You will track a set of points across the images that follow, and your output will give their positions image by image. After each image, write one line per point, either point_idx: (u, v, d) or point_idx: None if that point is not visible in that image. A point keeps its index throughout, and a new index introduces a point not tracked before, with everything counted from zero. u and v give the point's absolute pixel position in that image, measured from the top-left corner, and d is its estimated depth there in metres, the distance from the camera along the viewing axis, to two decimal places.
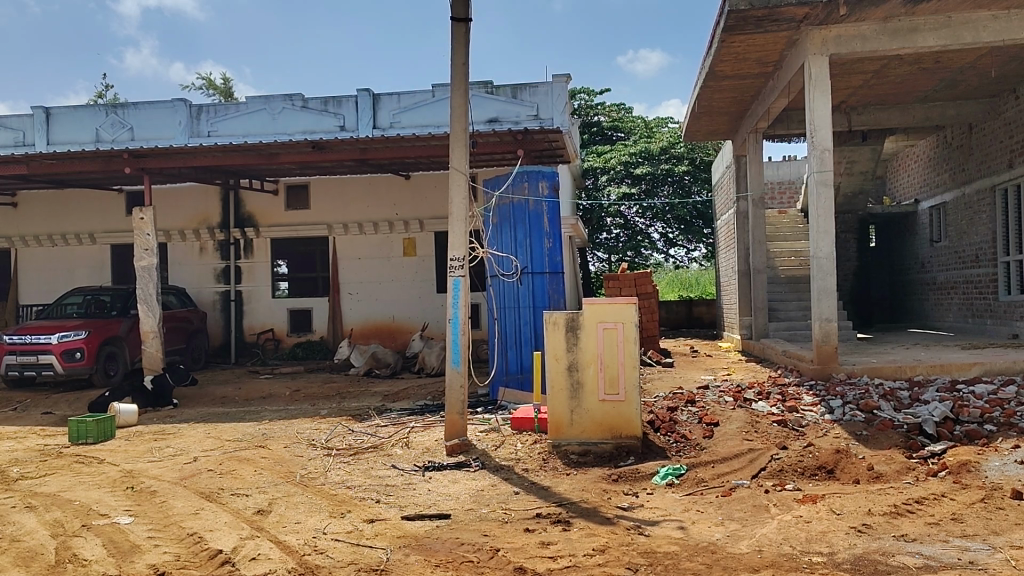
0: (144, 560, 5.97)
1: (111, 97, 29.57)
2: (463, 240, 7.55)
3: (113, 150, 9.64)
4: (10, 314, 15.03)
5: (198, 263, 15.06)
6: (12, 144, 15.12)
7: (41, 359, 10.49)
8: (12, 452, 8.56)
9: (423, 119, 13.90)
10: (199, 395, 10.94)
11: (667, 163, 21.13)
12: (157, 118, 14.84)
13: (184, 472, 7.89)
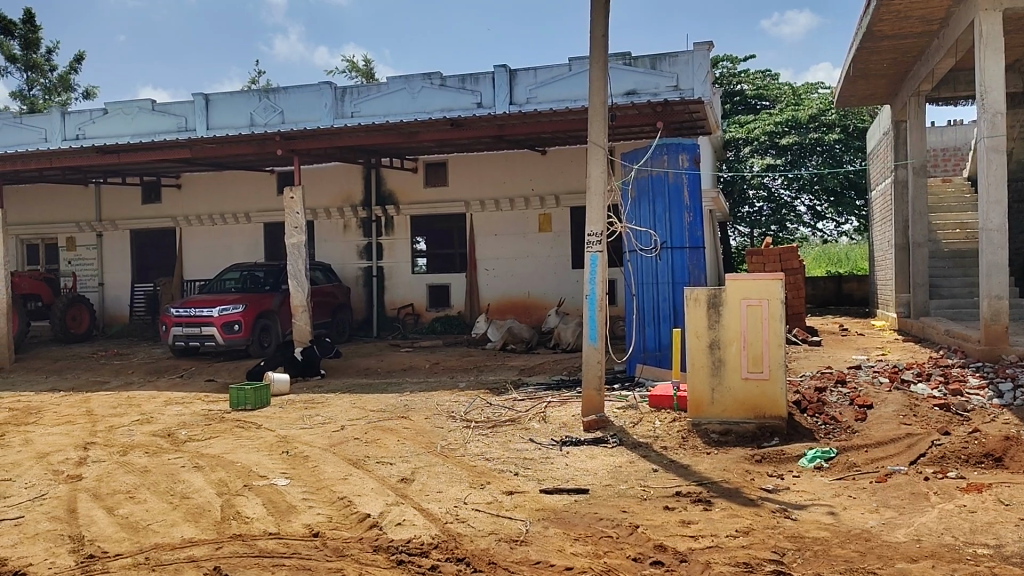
0: (301, 520, 6.44)
1: (264, 83, 31.20)
2: (601, 215, 7.46)
3: (266, 133, 10.11)
4: (176, 289, 16.19)
5: (342, 240, 15.70)
6: (176, 129, 16.27)
7: (205, 330, 11.28)
8: (181, 416, 9.28)
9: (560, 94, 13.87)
10: (345, 366, 11.45)
11: (816, 131, 20.09)
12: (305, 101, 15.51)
13: (333, 439, 8.29)
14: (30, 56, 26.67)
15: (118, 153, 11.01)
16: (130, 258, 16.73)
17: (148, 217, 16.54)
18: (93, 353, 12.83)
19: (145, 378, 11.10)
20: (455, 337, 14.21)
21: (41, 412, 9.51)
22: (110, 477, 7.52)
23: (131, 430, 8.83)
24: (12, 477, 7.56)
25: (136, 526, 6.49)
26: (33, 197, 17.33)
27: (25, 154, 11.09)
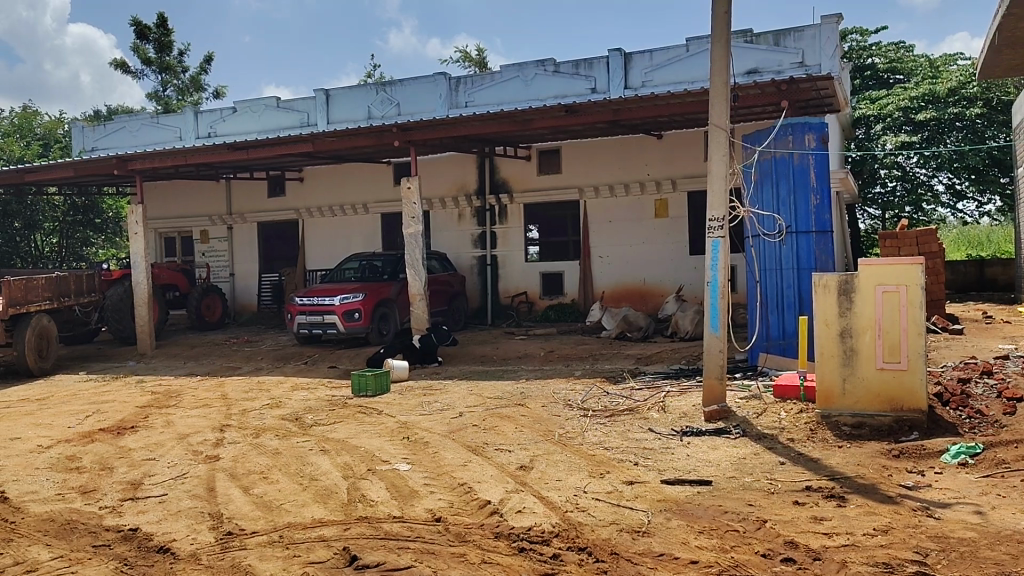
0: (423, 505, 6.57)
1: (379, 76, 31.90)
2: (723, 199, 7.25)
3: (384, 125, 10.28)
4: (299, 279, 16.85)
5: (457, 229, 15.92)
6: (300, 125, 17.17)
7: (327, 318, 11.67)
8: (307, 401, 9.63)
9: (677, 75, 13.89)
10: (461, 354, 11.61)
11: (956, 106, 18.93)
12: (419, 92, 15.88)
13: (452, 426, 8.41)
14: (164, 57, 28.29)
15: (246, 149, 11.47)
16: (257, 249, 17.50)
17: (273, 210, 17.28)
18: (226, 340, 13.50)
19: (273, 364, 11.60)
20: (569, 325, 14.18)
21: (180, 395, 10.09)
22: (244, 459, 7.89)
23: (261, 413, 9.24)
24: (156, 457, 8.05)
25: (269, 505, 6.79)
26: (170, 193, 18.39)
27: (162, 153, 11.72)
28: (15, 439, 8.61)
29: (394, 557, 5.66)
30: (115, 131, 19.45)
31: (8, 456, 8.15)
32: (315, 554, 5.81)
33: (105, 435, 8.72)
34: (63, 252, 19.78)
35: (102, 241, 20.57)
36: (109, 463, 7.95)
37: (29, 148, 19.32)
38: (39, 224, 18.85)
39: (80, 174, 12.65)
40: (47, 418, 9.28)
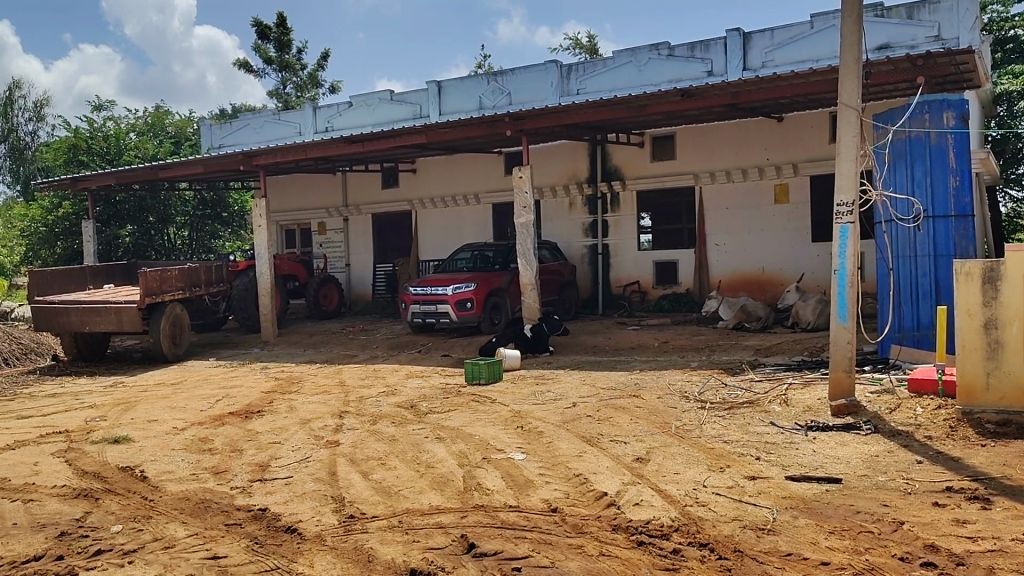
0: (539, 495, 6.56)
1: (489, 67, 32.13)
2: (853, 182, 6.94)
3: (497, 115, 10.29)
4: (412, 268, 17.19)
5: (568, 218, 15.93)
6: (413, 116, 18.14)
7: (440, 308, 11.84)
8: (421, 389, 9.81)
9: (800, 54, 13.42)
10: (572, 344, 11.56)
11: None
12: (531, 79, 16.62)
13: (565, 416, 8.37)
14: (284, 56, 29.41)
15: (362, 141, 11.73)
16: (372, 240, 17.96)
17: (387, 201, 17.67)
18: (343, 328, 13.92)
19: (388, 352, 11.86)
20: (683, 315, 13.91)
21: (302, 382, 10.46)
22: (363, 444, 8.10)
23: (378, 400, 9.47)
24: (281, 441, 8.37)
25: (388, 491, 6.94)
26: (290, 186, 19.09)
27: (284, 148, 12.13)
28: (153, 421, 9.13)
29: (512, 546, 5.67)
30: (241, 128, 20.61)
31: (147, 436, 8.65)
32: (433, 540, 5.89)
33: (233, 419, 9.13)
34: (194, 245, 20.74)
35: (229, 234, 21.50)
36: (238, 445, 8.31)
37: (163, 146, 20.38)
38: (172, 218, 19.87)
39: (209, 170, 13.27)
40: (181, 401, 9.80)
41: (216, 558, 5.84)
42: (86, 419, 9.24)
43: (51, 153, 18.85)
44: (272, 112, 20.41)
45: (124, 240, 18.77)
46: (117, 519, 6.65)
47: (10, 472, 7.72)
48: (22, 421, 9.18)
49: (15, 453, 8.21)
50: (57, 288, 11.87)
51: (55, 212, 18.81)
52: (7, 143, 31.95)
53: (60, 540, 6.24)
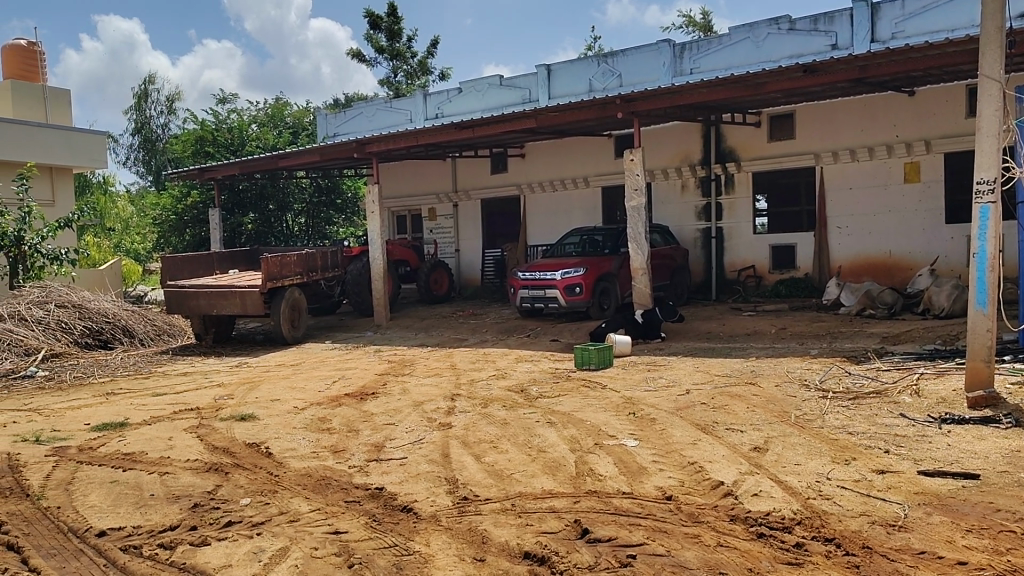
0: (653, 482, 6.47)
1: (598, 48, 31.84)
2: (996, 159, 6.50)
3: (608, 97, 10.14)
4: (521, 253, 17.27)
5: (680, 201, 15.64)
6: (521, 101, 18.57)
7: (549, 293, 11.86)
8: (531, 373, 9.85)
9: (933, 25, 12.75)
10: (685, 330, 11.35)
11: None
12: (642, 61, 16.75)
13: (679, 403, 8.22)
14: (395, 45, 30.00)
15: (473, 127, 11.82)
16: (481, 226, 18.13)
17: (496, 186, 17.79)
18: (453, 312, 14.14)
19: (498, 336, 11.96)
20: (803, 301, 13.43)
21: (414, 365, 10.68)
22: (475, 427, 8.19)
23: (489, 384, 9.56)
24: (395, 422, 8.56)
25: (501, 474, 6.99)
26: (401, 172, 19.50)
27: (397, 134, 12.35)
28: (275, 400, 9.52)
29: (626, 533, 5.61)
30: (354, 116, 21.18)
31: (270, 415, 9.03)
32: (547, 524, 5.90)
33: (350, 399, 9.42)
34: (311, 232, 21.48)
35: (344, 221, 22.15)
36: (355, 425, 8.56)
37: (281, 136, 21.22)
38: (290, 206, 20.69)
39: (325, 158, 13.67)
40: (301, 382, 10.18)
41: (336, 533, 6.04)
42: (214, 397, 9.73)
43: (180, 145, 19.95)
44: (384, 100, 20.90)
45: (248, 228, 19.77)
46: (244, 493, 6.97)
47: (147, 446, 8.21)
48: (157, 398, 9.76)
49: (152, 428, 8.72)
50: (186, 273, 12.51)
51: (184, 201, 19.84)
52: (140, 135, 33.82)
53: (194, 511, 6.59)
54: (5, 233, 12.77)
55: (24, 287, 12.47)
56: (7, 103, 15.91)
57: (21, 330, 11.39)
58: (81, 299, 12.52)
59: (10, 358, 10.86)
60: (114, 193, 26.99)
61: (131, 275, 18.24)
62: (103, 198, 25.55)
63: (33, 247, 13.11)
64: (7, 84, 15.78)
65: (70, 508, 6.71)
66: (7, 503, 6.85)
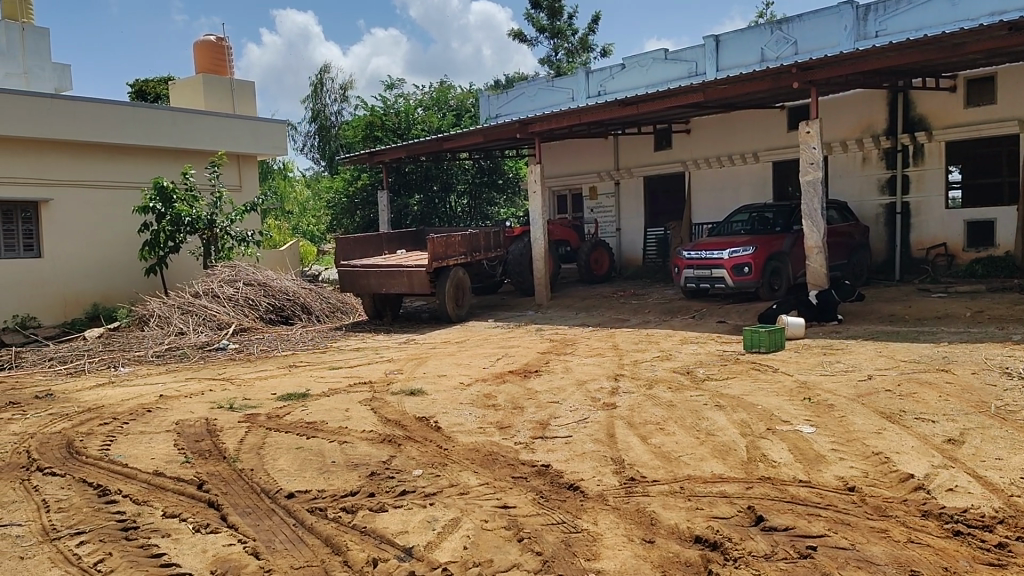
0: (833, 472, 6.14)
1: (769, 16, 30.52)
2: None
3: (784, 66, 9.66)
4: (685, 232, 16.88)
5: (860, 174, 14.72)
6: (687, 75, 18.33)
7: (715, 273, 11.51)
8: (697, 355, 9.61)
9: None
10: (866, 312, 10.70)
11: None
12: (820, 26, 16.04)
13: (860, 389, 7.76)
14: (556, 23, 30.05)
15: (638, 103, 11.61)
16: (644, 204, 17.90)
17: (659, 162, 17.46)
18: (614, 292, 14.04)
19: (661, 317, 11.76)
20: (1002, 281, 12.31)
21: (576, 344, 10.69)
22: (641, 409, 8.09)
23: (653, 365, 9.42)
24: (559, 400, 8.61)
25: (668, 456, 6.86)
26: (563, 151, 19.56)
27: (559, 114, 12.35)
28: (442, 375, 9.84)
29: (805, 523, 5.36)
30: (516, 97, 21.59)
31: (438, 390, 9.32)
32: (718, 509, 5.73)
33: (514, 377, 9.56)
34: (473, 213, 21.99)
35: (505, 201, 22.50)
36: (519, 403, 8.68)
37: (445, 119, 21.83)
38: (453, 187, 21.28)
39: (488, 139, 13.89)
40: (466, 359, 10.45)
41: (506, 507, 6.14)
42: (385, 371, 10.19)
43: (351, 131, 20.97)
44: (546, 79, 21.09)
45: (413, 209, 20.66)
46: (418, 464, 7.24)
47: (327, 415, 8.71)
48: (334, 371, 10.33)
49: (330, 399, 9.24)
50: (359, 253, 13.14)
51: (355, 184, 20.85)
52: (316, 123, 35.85)
53: (371, 479, 6.92)
54: (199, 217, 13.95)
55: (216, 266, 13.61)
56: (200, 96, 17.28)
57: (214, 306, 12.46)
58: (266, 277, 13.49)
59: (206, 332, 11.89)
60: (292, 178, 28.78)
61: (307, 256, 19.40)
62: (283, 183, 27.35)
63: (224, 229, 14.32)
64: (200, 78, 17.14)
65: (261, 471, 7.23)
66: (207, 463, 7.47)
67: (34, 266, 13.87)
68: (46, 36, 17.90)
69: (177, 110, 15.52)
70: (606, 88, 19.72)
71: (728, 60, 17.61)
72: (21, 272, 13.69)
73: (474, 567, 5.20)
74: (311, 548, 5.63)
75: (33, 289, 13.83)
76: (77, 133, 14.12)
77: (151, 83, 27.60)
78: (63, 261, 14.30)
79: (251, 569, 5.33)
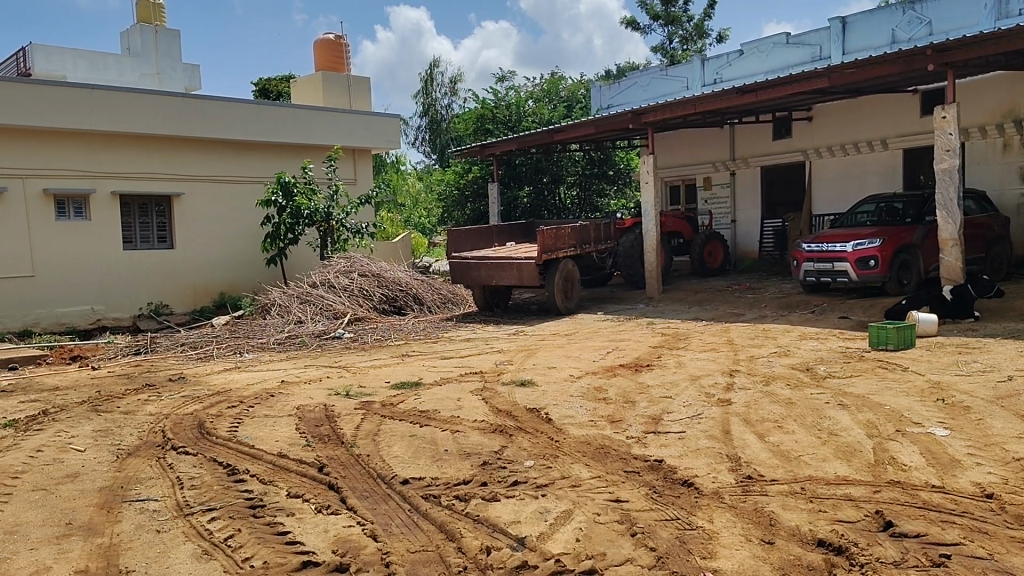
0: (969, 477, 5.78)
1: None
2: None
3: (918, 48, 9.16)
4: (805, 224, 16.28)
5: (1000, 162, 13.81)
6: (810, 59, 17.74)
7: (838, 266, 11.05)
8: (818, 352, 9.24)
9: None
10: (1005, 309, 10.03)
11: None
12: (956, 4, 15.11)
13: (999, 391, 7.28)
14: (671, 10, 29.52)
15: (757, 91, 11.26)
16: (761, 194, 17.38)
17: (778, 152, 16.91)
18: (728, 286, 13.68)
19: (778, 312, 11.38)
20: None
21: (689, 339, 10.48)
22: (758, 405, 7.84)
23: (771, 361, 9.13)
24: (672, 395, 8.45)
25: (788, 455, 6.63)
26: (676, 142, 19.20)
27: (674, 103, 12.12)
28: (552, 367, 9.83)
29: (937, 530, 5.07)
30: (629, 87, 21.49)
31: (548, 382, 9.32)
32: (842, 512, 5.49)
33: (625, 370, 9.46)
34: (582, 204, 21.90)
35: (615, 192, 22.29)
36: (631, 397, 8.58)
37: (556, 110, 21.83)
38: (563, 178, 21.25)
39: (600, 130, 13.78)
40: (576, 351, 10.41)
41: (619, 501, 6.08)
42: (495, 362, 10.27)
43: (463, 124, 21.28)
44: (660, 69, 20.87)
45: (523, 201, 20.93)
46: (529, 455, 7.25)
47: (439, 404, 8.85)
48: (446, 361, 10.49)
49: (442, 388, 9.39)
50: (469, 245, 13.31)
51: (466, 176, 21.13)
52: (427, 117, 36.51)
53: (484, 469, 6.98)
54: (317, 210, 14.47)
55: (333, 258, 14.07)
56: (319, 93, 17.90)
57: (331, 296, 12.89)
58: (380, 268, 13.85)
59: (323, 321, 12.32)
60: (405, 171, 29.45)
61: (419, 247, 19.82)
62: (396, 176, 28.00)
63: (340, 221, 14.80)
64: (319, 75, 17.75)
65: (378, 457, 7.41)
66: (326, 447, 7.72)
67: (167, 257, 14.73)
68: (177, 38, 18.96)
69: (298, 107, 16.12)
70: (723, 76, 19.39)
71: (855, 43, 16.86)
72: (155, 262, 14.56)
73: (587, 559, 5.16)
74: (426, 534, 5.72)
75: (165, 279, 14.68)
76: (208, 130, 14.88)
77: (274, 81, 28.84)
78: (193, 252, 15.10)
79: (369, 551, 5.47)
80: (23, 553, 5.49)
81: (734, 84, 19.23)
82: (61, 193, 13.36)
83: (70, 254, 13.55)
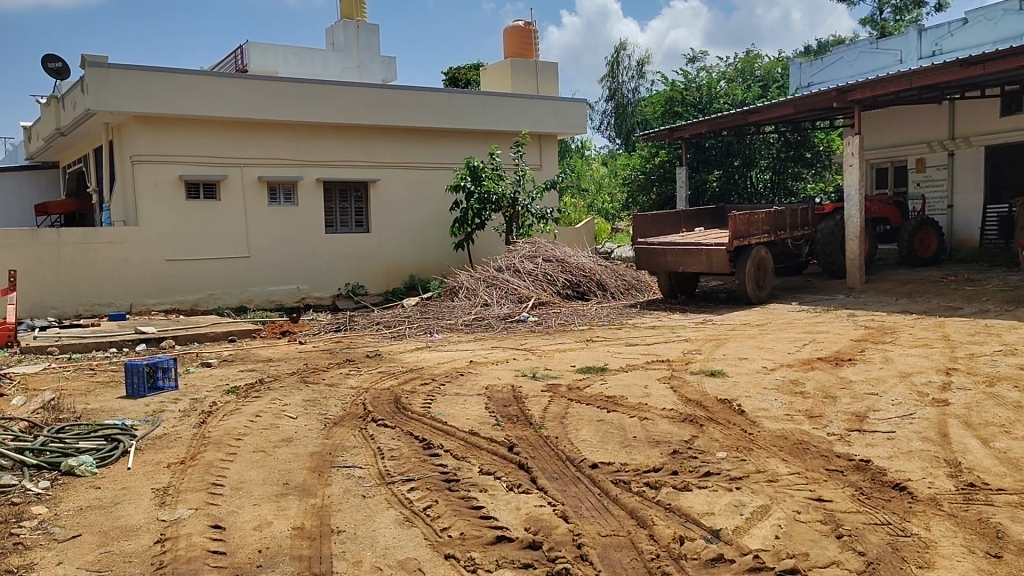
0: None
1: None
2: None
3: None
4: None
5: None
6: None
7: None
8: None
9: None
10: None
11: None
12: None
13: None
14: None
15: (983, 63, 10.26)
16: (984, 176, 15.87)
17: (1005, 130, 15.36)
18: (941, 277, 12.60)
19: (1002, 307, 10.33)
20: None
21: (896, 333, 9.75)
22: (981, 408, 7.16)
23: (994, 360, 8.31)
24: (878, 392, 7.89)
25: (1019, 464, 6.01)
26: (886, 120, 17.94)
27: (884, 79, 11.29)
28: (743, 358, 9.48)
29: None
30: (834, 62, 20.38)
31: (739, 373, 9.00)
32: None
33: (824, 364, 8.95)
34: (776, 188, 21.00)
35: (813, 176, 21.18)
36: (831, 392, 8.10)
37: (749, 90, 21.03)
38: (755, 162, 20.48)
39: (798, 110, 13.10)
40: (769, 343, 9.97)
41: (821, 500, 5.75)
42: (683, 350, 10.05)
43: (651, 107, 21.00)
44: (870, 41, 19.56)
45: (711, 184, 20.52)
46: (721, 446, 7.02)
47: (626, 391, 8.78)
48: (631, 347, 10.39)
49: (628, 375, 9.31)
50: (656, 230, 13.12)
51: (653, 161, 20.86)
52: (613, 101, 36.33)
53: (674, 457, 6.84)
54: (504, 195, 14.77)
55: (518, 242, 14.35)
56: (508, 79, 18.25)
57: (516, 281, 13.14)
58: (564, 254, 13.96)
59: (508, 304, 12.58)
60: (590, 156, 29.53)
61: (602, 232, 19.83)
62: (580, 161, 28.13)
63: (525, 207, 15.05)
64: (508, 63, 18.07)
65: (566, 439, 7.46)
66: (516, 427, 7.86)
67: (363, 240, 15.61)
68: (376, 32, 19.96)
69: (487, 93, 16.48)
70: (943, 48, 17.98)
71: None
72: (353, 245, 15.48)
73: (788, 558, 4.91)
74: (617, 518, 5.67)
75: (361, 261, 15.59)
76: (403, 117, 15.56)
77: (463, 70, 29.79)
78: (388, 236, 15.90)
79: (561, 531, 5.50)
80: (247, 508, 5.98)
81: (956, 56, 17.74)
82: (273, 180, 14.48)
83: (279, 237, 14.67)
